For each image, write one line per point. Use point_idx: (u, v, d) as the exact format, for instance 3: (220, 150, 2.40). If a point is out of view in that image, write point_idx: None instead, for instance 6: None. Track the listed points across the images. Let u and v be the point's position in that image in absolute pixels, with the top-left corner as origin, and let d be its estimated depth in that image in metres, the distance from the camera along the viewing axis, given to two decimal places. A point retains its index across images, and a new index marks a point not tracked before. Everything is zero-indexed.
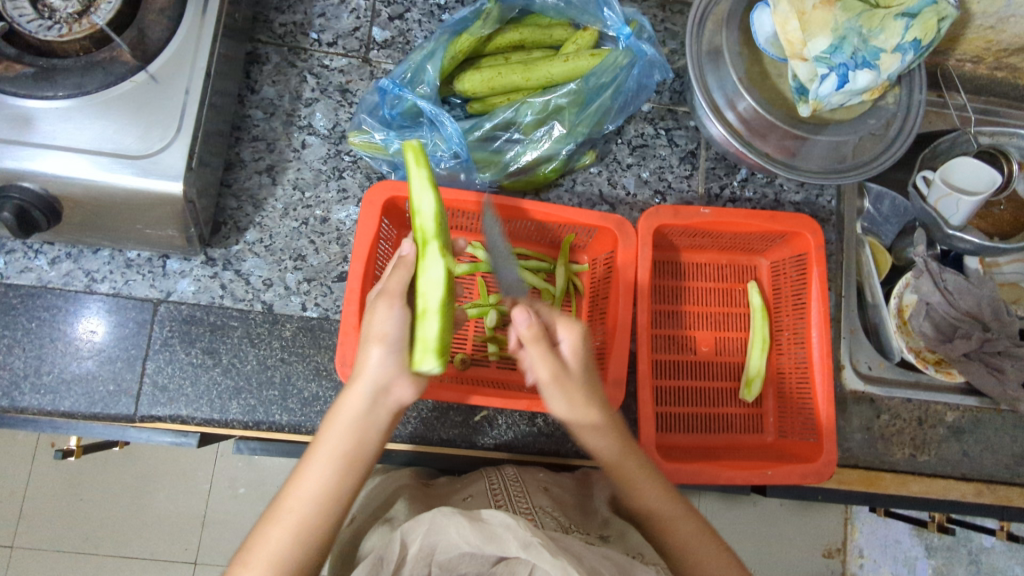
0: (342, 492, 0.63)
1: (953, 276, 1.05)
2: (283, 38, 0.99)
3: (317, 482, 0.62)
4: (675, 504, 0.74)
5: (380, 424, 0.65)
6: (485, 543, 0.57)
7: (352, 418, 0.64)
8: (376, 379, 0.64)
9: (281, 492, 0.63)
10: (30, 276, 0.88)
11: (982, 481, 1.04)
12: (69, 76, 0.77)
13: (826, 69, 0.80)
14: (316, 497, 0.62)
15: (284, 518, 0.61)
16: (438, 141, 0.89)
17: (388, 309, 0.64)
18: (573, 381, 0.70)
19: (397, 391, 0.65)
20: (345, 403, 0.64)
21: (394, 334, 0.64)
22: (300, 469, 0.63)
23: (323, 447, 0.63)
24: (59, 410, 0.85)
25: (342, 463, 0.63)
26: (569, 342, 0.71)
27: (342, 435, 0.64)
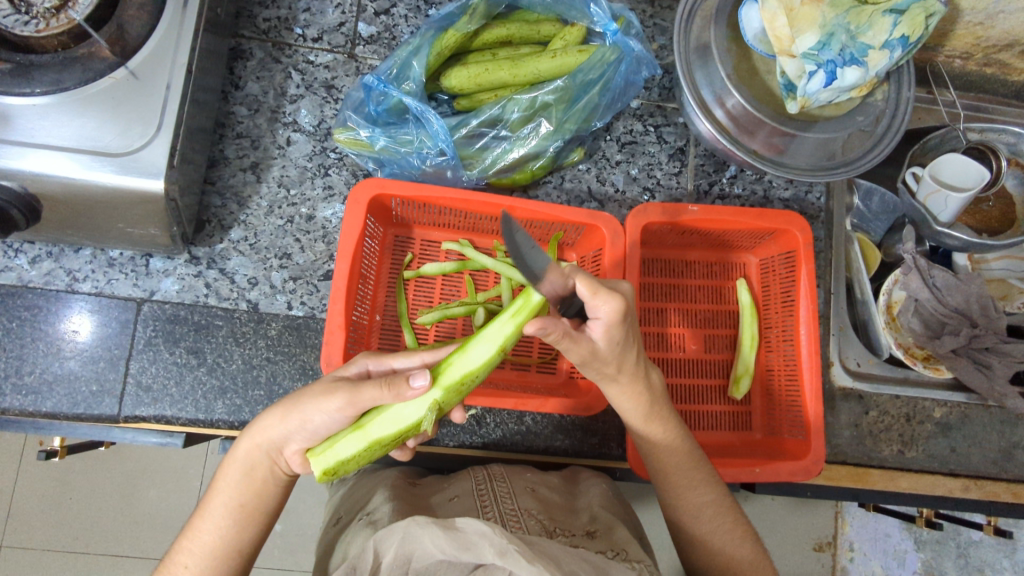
0: (242, 541, 0.69)
1: (942, 273, 1.04)
2: (267, 33, 0.98)
3: (211, 533, 0.68)
4: (692, 473, 0.78)
5: (275, 478, 0.70)
6: (460, 551, 0.56)
7: (245, 471, 0.68)
8: (276, 445, 0.67)
9: (177, 540, 0.69)
10: (10, 276, 0.87)
11: (970, 477, 1.05)
12: (47, 72, 0.76)
13: (814, 66, 0.80)
14: (210, 547, 0.67)
15: (178, 567, 0.66)
16: (423, 138, 0.88)
17: (336, 408, 0.62)
18: (606, 360, 0.68)
19: (291, 456, 0.68)
20: (240, 456, 0.68)
21: (319, 423, 0.64)
22: (198, 518, 0.69)
23: (222, 498, 0.68)
24: (40, 411, 0.84)
25: (235, 514, 0.68)
26: (605, 322, 0.63)
27: (235, 487, 0.68)
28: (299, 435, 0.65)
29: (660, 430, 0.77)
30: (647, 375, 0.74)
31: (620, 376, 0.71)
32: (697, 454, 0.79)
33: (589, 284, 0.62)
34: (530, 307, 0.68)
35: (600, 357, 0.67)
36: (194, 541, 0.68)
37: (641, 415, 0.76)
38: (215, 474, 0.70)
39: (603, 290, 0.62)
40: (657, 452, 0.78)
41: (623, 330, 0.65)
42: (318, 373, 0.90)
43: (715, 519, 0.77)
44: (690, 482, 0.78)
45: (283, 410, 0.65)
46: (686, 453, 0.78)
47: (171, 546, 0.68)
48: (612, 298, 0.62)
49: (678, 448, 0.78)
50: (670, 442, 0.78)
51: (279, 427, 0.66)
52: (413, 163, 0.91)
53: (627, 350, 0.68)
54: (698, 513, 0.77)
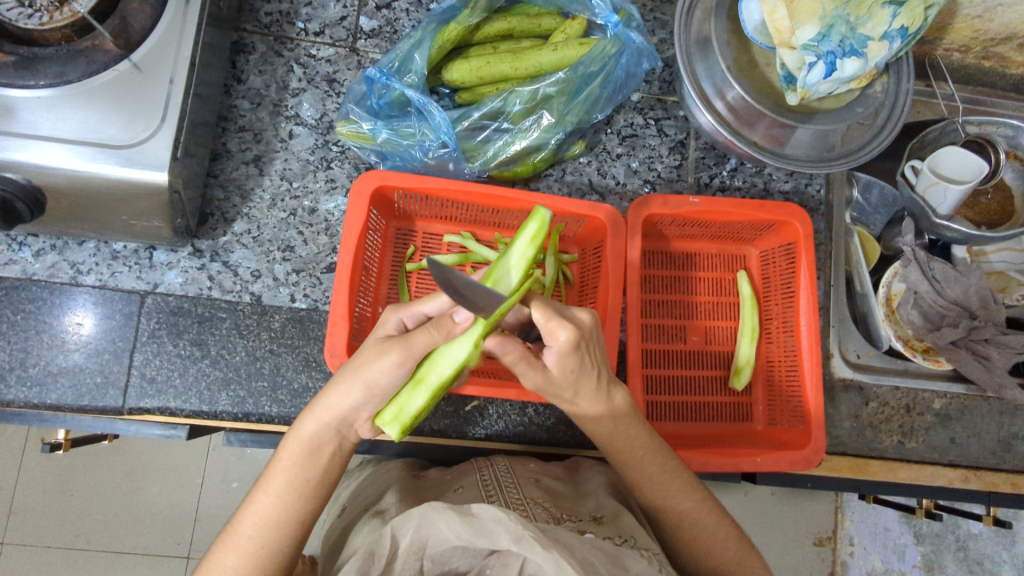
0: (304, 514, 0.68)
1: (941, 265, 1.05)
2: (269, 27, 0.98)
3: (275, 507, 0.67)
4: (668, 483, 0.78)
5: (339, 452, 0.70)
6: (475, 537, 0.57)
7: (310, 448, 0.67)
8: (344, 420, 0.67)
9: (238, 513, 0.68)
10: (15, 269, 0.87)
11: (970, 467, 1.05)
12: (51, 65, 0.76)
13: (814, 57, 0.80)
14: (273, 521, 0.67)
15: (242, 539, 0.66)
16: (426, 131, 0.88)
17: (395, 366, 0.63)
18: (561, 382, 0.70)
19: (359, 425, 0.70)
20: (305, 433, 0.68)
21: (383, 385, 0.65)
22: (260, 492, 0.67)
23: (285, 474, 0.67)
24: (45, 403, 0.84)
25: (300, 489, 0.68)
26: (558, 350, 0.65)
27: (300, 463, 0.68)
28: (369, 404, 0.66)
29: (629, 445, 0.77)
30: (611, 397, 0.74)
31: (578, 400, 0.73)
32: (673, 462, 0.79)
33: (544, 310, 0.64)
34: (542, 226, 0.76)
35: (555, 380, 0.70)
36: (257, 513, 0.67)
37: (608, 434, 0.77)
38: (274, 452, 0.69)
39: (557, 318, 0.64)
40: (630, 467, 0.78)
41: (575, 358, 0.66)
42: (321, 365, 0.90)
43: (701, 523, 0.77)
44: (668, 493, 0.77)
45: (346, 384, 0.65)
46: (660, 464, 0.78)
47: (232, 522, 0.68)
48: (567, 325, 0.64)
49: (650, 460, 0.78)
50: (641, 456, 0.77)
51: (347, 401, 0.66)
52: (415, 156, 0.91)
53: (585, 375, 0.69)
54: (681, 519, 0.77)
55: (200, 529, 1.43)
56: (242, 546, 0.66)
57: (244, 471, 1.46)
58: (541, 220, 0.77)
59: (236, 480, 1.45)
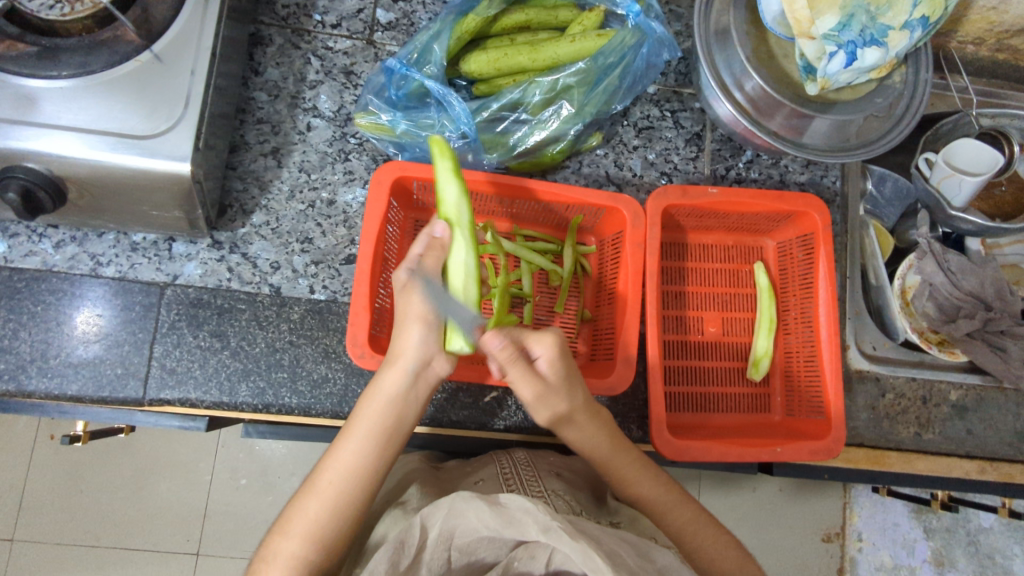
0: (379, 460, 0.70)
1: (957, 257, 1.05)
2: (287, 20, 0.98)
3: (355, 454, 0.69)
4: (665, 500, 0.78)
5: (419, 398, 0.74)
6: (504, 528, 0.57)
7: (389, 394, 0.72)
8: (421, 361, 0.73)
9: (318, 464, 0.70)
10: (35, 260, 0.87)
11: (986, 459, 1.05)
12: (74, 55, 0.76)
13: (834, 47, 0.80)
14: (354, 466, 0.69)
15: (324, 485, 0.67)
16: (445, 121, 0.88)
17: (418, 296, 0.74)
18: (558, 392, 0.75)
19: (435, 366, 0.74)
20: (386, 381, 0.72)
21: (423, 323, 0.73)
22: (343, 437, 0.70)
23: (365, 420, 0.71)
24: (66, 394, 0.84)
25: (380, 432, 0.71)
26: (538, 358, 0.74)
27: (380, 412, 0.71)
28: (431, 337, 0.73)
29: (622, 461, 0.79)
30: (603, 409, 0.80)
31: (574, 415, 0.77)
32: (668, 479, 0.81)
33: (513, 332, 0.75)
34: (441, 144, 0.79)
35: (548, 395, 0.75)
36: (338, 459, 0.69)
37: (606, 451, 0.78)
38: (353, 409, 0.73)
39: (505, 332, 0.73)
40: (626, 485, 0.79)
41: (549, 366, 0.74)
42: (341, 356, 0.90)
43: (701, 533, 0.76)
44: (665, 504, 0.78)
45: (406, 324, 0.74)
46: (654, 481, 0.79)
47: (315, 470, 0.69)
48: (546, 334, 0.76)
49: (642, 474, 0.79)
50: (636, 473, 0.79)
51: (413, 339, 0.73)
52: None
53: (574, 377, 0.77)
54: (681, 530, 0.77)
55: (210, 525, 1.43)
56: (321, 493, 0.67)
57: (254, 467, 1.46)
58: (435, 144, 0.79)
59: (245, 477, 1.46)
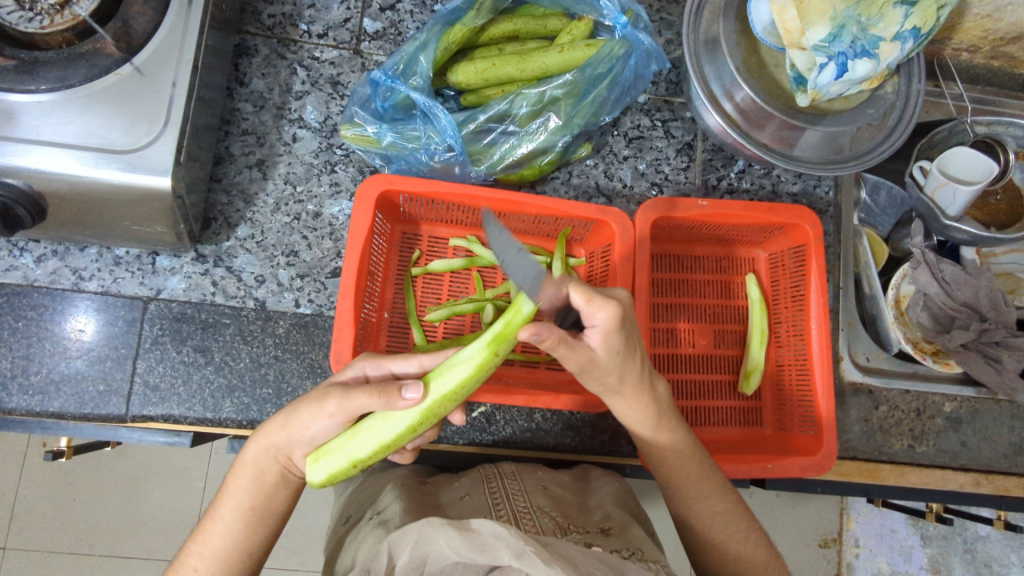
0: (252, 541, 0.69)
1: (951, 267, 1.04)
2: (272, 29, 0.97)
3: (222, 536, 0.68)
4: (705, 484, 0.77)
5: (288, 483, 0.71)
6: (475, 554, 0.54)
7: (254, 475, 0.69)
8: (283, 451, 0.68)
9: (187, 545, 0.70)
10: (16, 275, 0.86)
11: (981, 471, 1.04)
12: (53, 69, 0.75)
13: (825, 58, 0.79)
14: (220, 550, 0.68)
15: (188, 571, 0.67)
16: (431, 134, 0.87)
17: (329, 413, 0.63)
18: (606, 369, 0.67)
19: (300, 462, 0.69)
20: (249, 457, 0.70)
21: (317, 430, 0.65)
22: (209, 521, 0.70)
23: (233, 500, 0.70)
24: (47, 411, 0.83)
25: (246, 515, 0.69)
26: (603, 330, 0.63)
27: (246, 490, 0.70)
28: (301, 442, 0.67)
29: (669, 442, 0.77)
30: (654, 386, 0.73)
31: (624, 389, 0.71)
32: (711, 467, 0.79)
33: (584, 291, 0.61)
34: (523, 317, 0.63)
35: (602, 366, 0.67)
36: (205, 544, 0.69)
37: (651, 428, 0.76)
38: (225, 481, 0.72)
39: (598, 298, 0.62)
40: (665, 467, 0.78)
41: (622, 338, 0.64)
42: (327, 371, 0.89)
43: (734, 527, 0.75)
44: (703, 493, 0.76)
45: (285, 416, 0.67)
46: (699, 466, 0.78)
47: (183, 549, 0.69)
48: (609, 303, 0.62)
49: (687, 459, 0.77)
50: (681, 455, 0.77)
51: (281, 433, 0.67)
52: (421, 159, 0.90)
53: (629, 357, 0.67)
54: (714, 521, 0.76)
55: None
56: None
57: None
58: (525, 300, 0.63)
59: None
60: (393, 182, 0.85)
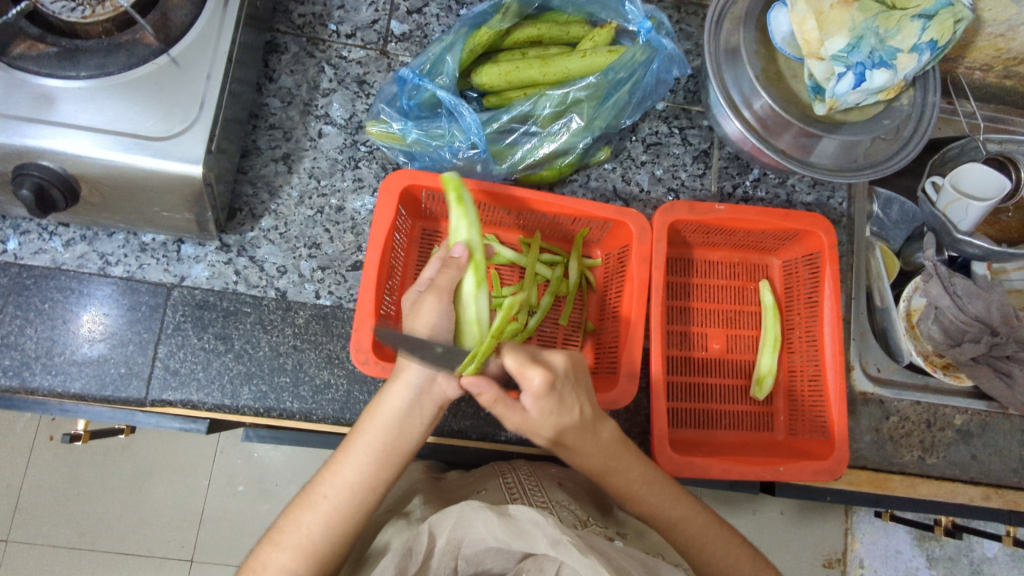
0: (379, 480, 0.70)
1: (963, 281, 1.06)
2: (302, 28, 0.99)
3: (354, 469, 0.69)
4: (671, 512, 0.76)
5: (425, 417, 0.72)
6: (512, 539, 0.57)
7: (393, 411, 0.71)
8: (427, 376, 0.72)
9: (318, 474, 0.70)
10: (44, 258, 0.88)
11: (991, 486, 1.04)
12: (93, 57, 0.78)
13: (843, 68, 0.81)
14: (351, 482, 0.69)
15: (318, 498, 0.68)
16: (455, 132, 0.89)
17: (437, 303, 0.76)
18: (541, 428, 0.70)
19: (441, 383, 0.73)
20: (391, 395, 0.71)
21: (439, 323, 0.76)
22: (341, 454, 0.70)
23: (368, 435, 0.70)
24: (69, 392, 0.85)
25: (379, 453, 0.70)
26: (534, 394, 0.67)
27: (382, 429, 0.70)
28: (435, 358, 0.72)
29: (624, 478, 0.75)
30: (601, 422, 0.74)
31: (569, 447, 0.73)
32: (676, 493, 0.76)
33: (517, 357, 0.67)
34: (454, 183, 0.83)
35: (537, 426, 0.70)
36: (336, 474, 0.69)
37: (598, 470, 0.74)
38: (357, 419, 0.72)
39: (528, 362, 0.67)
40: (631, 500, 0.76)
41: (551, 401, 0.68)
42: (343, 362, 0.90)
43: (712, 549, 0.75)
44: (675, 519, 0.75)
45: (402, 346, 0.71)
46: (660, 493, 0.76)
47: (313, 482, 0.70)
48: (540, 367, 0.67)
49: (649, 489, 0.75)
50: (638, 488, 0.75)
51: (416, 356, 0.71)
52: (443, 157, 0.92)
53: (566, 415, 0.70)
54: (683, 534, 0.75)
55: (206, 531, 1.43)
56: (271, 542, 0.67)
57: (252, 474, 1.46)
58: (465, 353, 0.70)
59: (242, 484, 1.45)
60: (417, 175, 0.87)
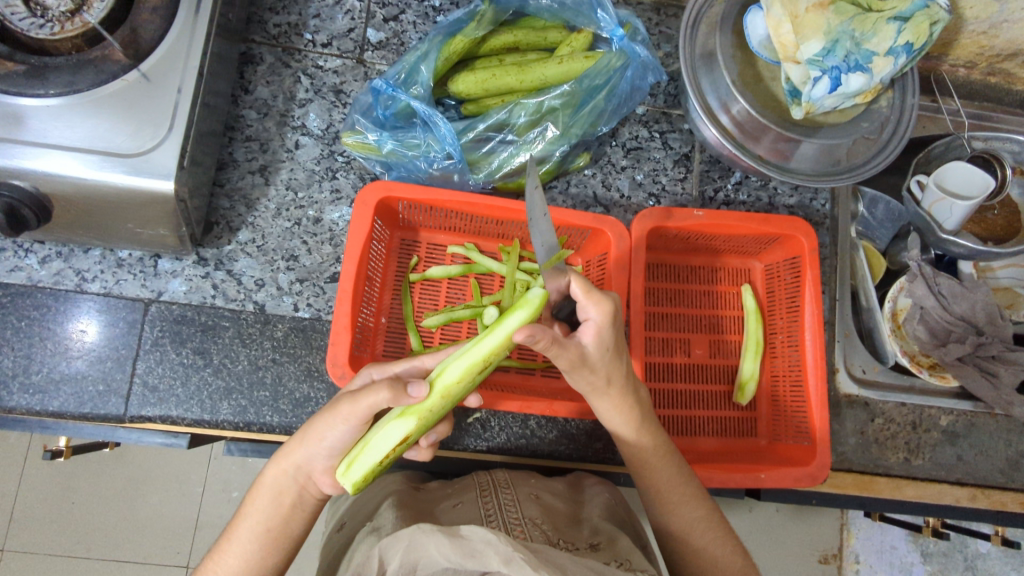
0: (267, 565, 0.68)
1: (948, 280, 1.04)
2: (278, 38, 0.99)
3: (238, 557, 0.67)
4: (683, 490, 0.77)
5: (302, 509, 0.70)
6: (465, 560, 0.54)
7: (272, 495, 0.69)
8: (303, 470, 0.69)
9: (207, 558, 0.69)
10: (20, 276, 0.88)
11: (978, 486, 1.03)
12: (61, 74, 0.77)
13: (818, 72, 0.80)
14: (235, 569, 0.67)
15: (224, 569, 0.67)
16: (431, 142, 0.88)
17: (342, 420, 0.64)
18: (595, 367, 0.68)
19: (319, 480, 0.70)
20: (269, 480, 0.69)
21: (332, 438, 0.66)
22: (226, 542, 0.69)
23: (250, 521, 0.68)
24: (47, 410, 0.84)
25: (263, 538, 0.68)
26: (596, 323, 0.68)
27: (263, 512, 0.69)
28: (323, 456, 0.68)
29: (653, 451, 0.77)
30: (635, 391, 0.75)
31: (610, 391, 0.72)
32: (689, 473, 0.79)
33: (584, 284, 0.67)
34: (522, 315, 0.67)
35: (593, 367, 0.68)
36: (222, 560, 0.68)
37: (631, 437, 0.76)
38: (241, 503, 0.71)
39: (595, 291, 0.67)
40: (648, 474, 0.77)
41: (612, 334, 0.68)
42: (323, 374, 0.90)
43: (708, 533, 0.75)
44: (682, 500, 0.76)
45: (301, 433, 0.68)
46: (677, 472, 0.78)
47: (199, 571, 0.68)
48: (606, 298, 0.68)
49: (668, 466, 0.77)
50: (657, 463, 0.77)
51: (301, 449, 0.68)
52: (420, 167, 0.92)
53: (618, 360, 0.70)
54: (688, 527, 0.76)
55: (200, 538, 1.42)
56: (231, 566, 0.67)
57: (245, 480, 1.45)
58: (371, 456, 0.64)
59: (237, 489, 1.44)
60: (393, 186, 0.86)
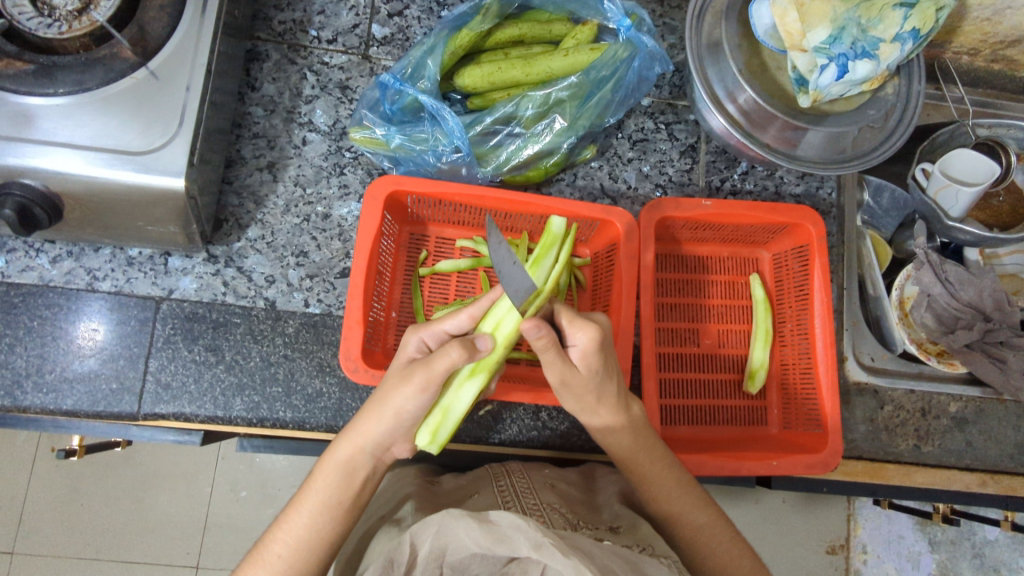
0: (334, 536, 0.68)
1: (954, 268, 1.04)
2: (283, 35, 0.99)
3: (308, 526, 0.67)
4: (684, 498, 0.77)
5: (376, 478, 0.73)
6: (494, 545, 0.56)
7: (344, 470, 0.69)
8: (381, 444, 0.70)
9: (271, 527, 0.68)
10: (32, 275, 0.88)
11: (987, 472, 1.04)
12: (70, 73, 0.77)
13: (825, 60, 0.81)
14: (304, 537, 0.66)
15: (272, 558, 0.65)
16: (438, 135, 0.89)
17: (420, 390, 0.66)
18: (585, 387, 0.71)
19: (396, 448, 0.73)
20: (339, 454, 0.69)
21: (411, 409, 0.68)
22: (298, 504, 0.68)
23: (318, 495, 0.68)
24: (61, 408, 0.85)
25: (333, 510, 0.68)
26: (582, 349, 0.68)
27: (335, 486, 0.69)
28: (398, 427, 0.69)
29: (648, 458, 0.78)
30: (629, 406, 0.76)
31: (599, 407, 0.75)
32: (689, 481, 0.79)
33: (568, 313, 0.68)
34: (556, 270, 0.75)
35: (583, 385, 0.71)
36: (290, 531, 0.67)
37: (627, 447, 0.78)
38: (311, 471, 0.70)
39: (580, 319, 0.68)
40: (648, 483, 0.78)
41: (599, 358, 0.69)
42: (335, 369, 0.90)
43: (717, 539, 0.75)
44: (684, 507, 0.77)
45: (377, 410, 0.68)
46: (676, 480, 0.78)
47: (262, 542, 0.67)
48: (589, 326, 0.67)
49: (666, 473, 0.78)
50: (656, 471, 0.78)
51: (378, 425, 0.68)
52: (428, 161, 0.92)
53: (607, 380, 0.72)
54: (695, 534, 0.75)
55: (210, 537, 1.43)
56: (300, 532, 0.67)
57: (254, 479, 1.46)
58: (454, 415, 0.75)
59: (245, 489, 1.45)
60: (401, 180, 0.87)
